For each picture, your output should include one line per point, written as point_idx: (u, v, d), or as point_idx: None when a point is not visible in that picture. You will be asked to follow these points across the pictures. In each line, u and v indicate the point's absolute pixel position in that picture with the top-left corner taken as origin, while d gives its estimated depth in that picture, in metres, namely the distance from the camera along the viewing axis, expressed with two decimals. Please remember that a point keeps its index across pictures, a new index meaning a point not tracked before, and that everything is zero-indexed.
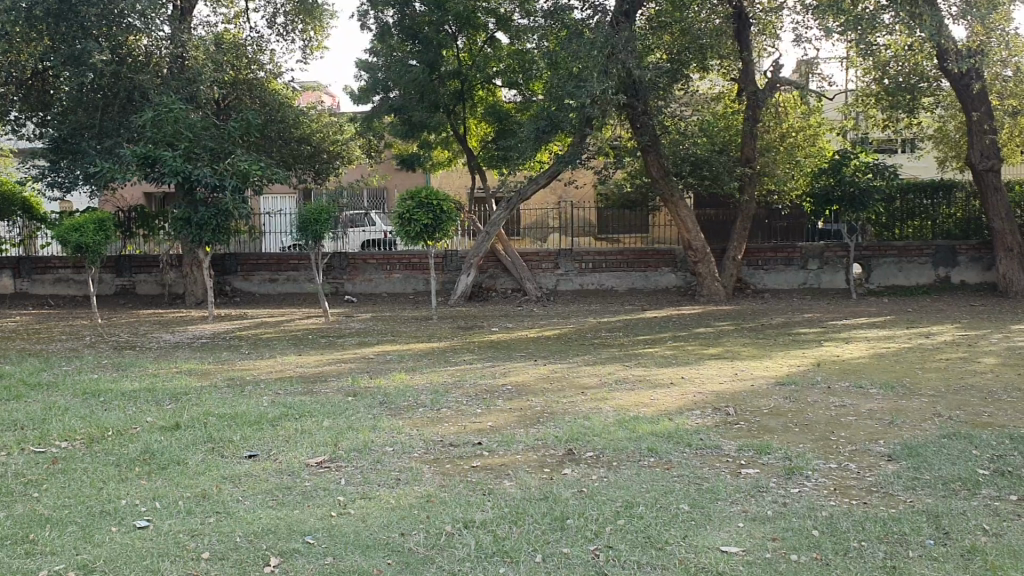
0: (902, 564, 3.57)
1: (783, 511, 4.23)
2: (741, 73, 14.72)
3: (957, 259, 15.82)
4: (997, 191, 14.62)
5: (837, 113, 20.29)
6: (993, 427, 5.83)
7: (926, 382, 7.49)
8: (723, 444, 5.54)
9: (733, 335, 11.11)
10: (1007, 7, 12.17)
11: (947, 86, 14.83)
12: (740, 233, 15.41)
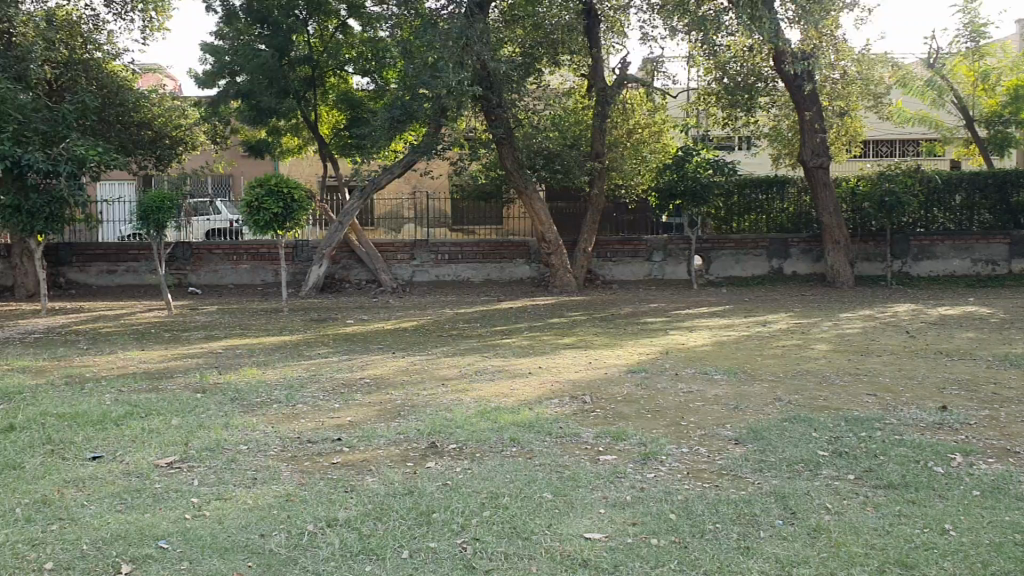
0: (755, 543, 3.71)
1: (641, 496, 4.36)
2: (591, 68, 15.04)
3: (789, 251, 16.65)
4: (825, 187, 15.45)
5: (680, 110, 21.06)
6: (829, 410, 6.19)
7: (766, 368, 7.88)
8: (581, 432, 5.65)
9: (586, 325, 11.36)
10: (836, 13, 12.92)
11: (781, 87, 15.67)
12: (591, 225, 15.77)
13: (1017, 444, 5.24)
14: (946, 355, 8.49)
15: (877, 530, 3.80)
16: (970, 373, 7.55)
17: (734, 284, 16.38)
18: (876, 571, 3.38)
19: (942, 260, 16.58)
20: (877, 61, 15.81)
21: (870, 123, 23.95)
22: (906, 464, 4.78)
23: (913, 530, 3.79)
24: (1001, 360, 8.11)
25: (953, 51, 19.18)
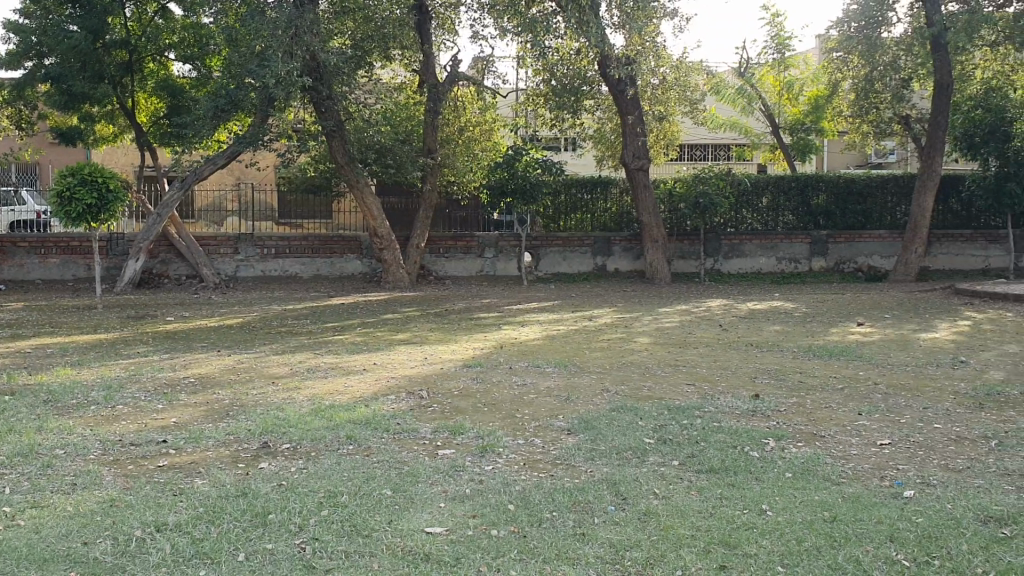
0: (591, 530, 3.83)
1: (479, 488, 4.42)
2: (423, 65, 15.13)
3: (611, 249, 17.23)
4: (646, 188, 16.05)
5: (508, 109, 21.43)
6: (654, 399, 6.48)
7: (594, 361, 8.15)
8: (418, 428, 5.66)
9: (418, 320, 11.36)
10: (658, 21, 13.50)
11: (606, 91, 16.21)
12: (423, 221, 15.80)
13: (822, 427, 5.67)
14: (757, 347, 9.06)
15: (702, 513, 4.02)
16: (779, 363, 8.09)
17: (561, 280, 16.78)
18: (703, 551, 3.57)
19: (751, 258, 17.59)
20: (693, 68, 16.63)
21: (686, 127, 25.14)
22: (725, 449, 5.08)
23: (734, 511, 4.03)
24: (805, 351, 8.73)
25: (760, 62, 20.42)
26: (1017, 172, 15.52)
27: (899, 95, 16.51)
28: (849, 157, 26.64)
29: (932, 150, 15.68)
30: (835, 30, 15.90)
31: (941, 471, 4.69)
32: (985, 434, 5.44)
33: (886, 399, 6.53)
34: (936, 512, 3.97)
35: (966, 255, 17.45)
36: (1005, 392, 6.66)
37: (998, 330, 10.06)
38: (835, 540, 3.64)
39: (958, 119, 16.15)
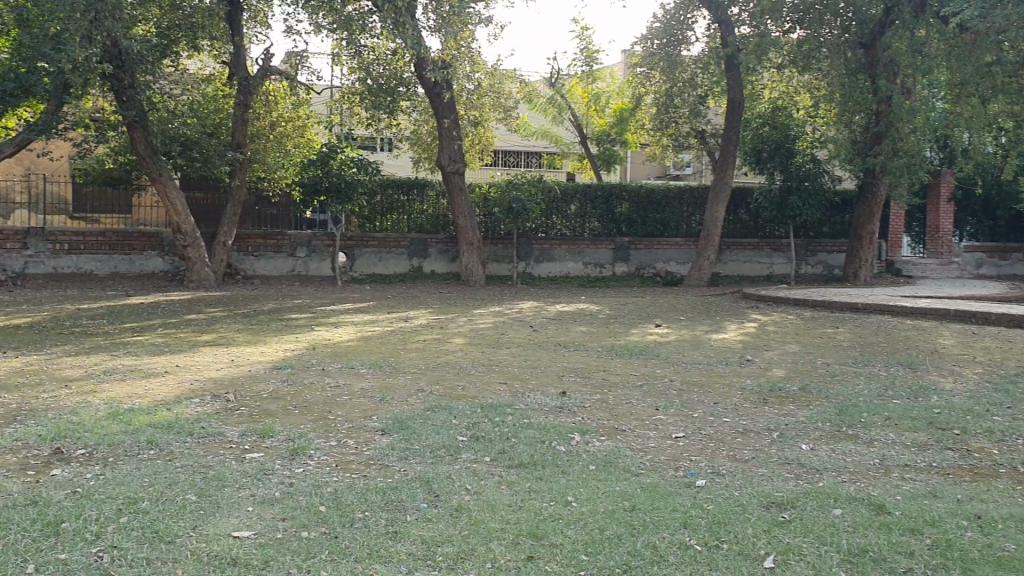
0: (403, 528, 3.86)
1: (289, 491, 4.36)
2: (233, 57, 14.70)
3: (427, 250, 17.30)
4: (462, 191, 16.18)
5: (322, 107, 21.11)
6: (467, 398, 6.58)
7: (408, 361, 8.18)
8: (225, 431, 5.51)
9: (225, 321, 11.00)
10: (473, 27, 13.72)
11: (422, 92, 16.30)
12: (230, 218, 15.29)
13: (623, 422, 5.95)
14: (564, 347, 9.37)
15: (510, 506, 4.13)
16: (585, 362, 8.42)
17: (375, 281, 16.68)
18: (510, 543, 3.68)
19: (560, 262, 18.15)
20: (507, 75, 16.97)
21: (499, 133, 25.57)
22: (534, 445, 5.24)
23: (542, 504, 4.17)
24: (609, 351, 9.12)
25: (570, 73, 21.09)
26: (798, 186, 17.00)
27: (696, 110, 17.66)
28: (652, 168, 27.94)
29: (725, 164, 16.65)
30: (640, 46, 16.64)
31: (729, 462, 5.04)
32: (768, 427, 5.89)
33: (683, 395, 6.94)
34: (725, 500, 4.27)
35: (754, 262, 18.76)
36: (786, 388, 7.23)
37: (780, 331, 10.88)
38: (634, 528, 3.85)
39: (747, 136, 17.28)
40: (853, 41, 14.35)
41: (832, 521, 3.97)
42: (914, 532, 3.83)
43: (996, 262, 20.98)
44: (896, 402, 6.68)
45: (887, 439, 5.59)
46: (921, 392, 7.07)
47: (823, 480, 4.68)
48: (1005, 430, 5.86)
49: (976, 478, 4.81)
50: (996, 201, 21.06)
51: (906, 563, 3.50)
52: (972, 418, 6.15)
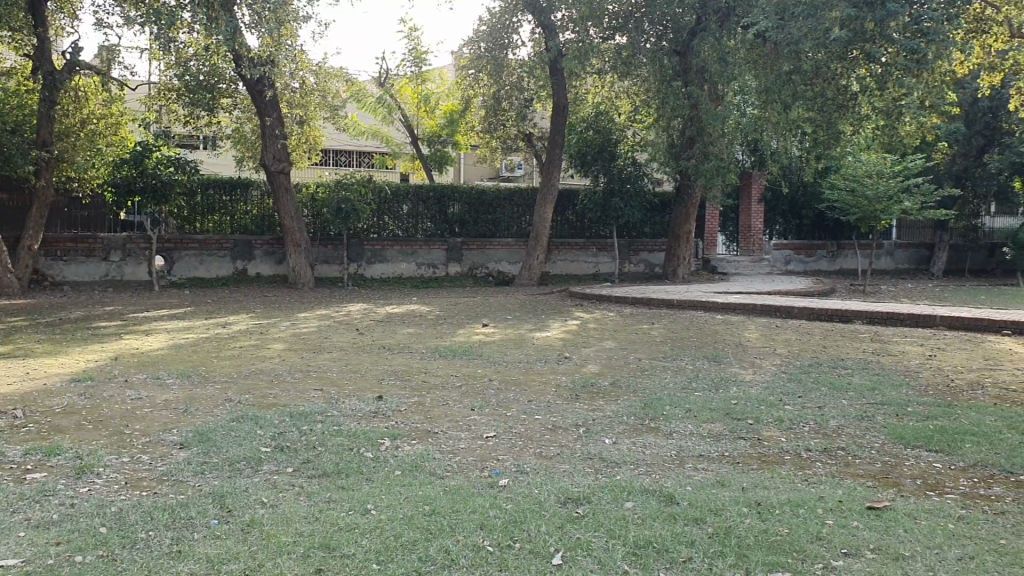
0: (187, 547, 3.70)
1: (69, 513, 4.11)
2: (36, 50, 13.84)
3: (252, 253, 16.83)
4: (287, 192, 15.77)
5: (138, 104, 20.21)
6: (278, 406, 6.41)
7: (220, 369, 7.90)
8: (5, 451, 5.13)
9: (25, 331, 10.28)
10: (294, 25, 13.46)
11: (244, 90, 15.87)
12: (36, 221, 14.32)
13: (436, 424, 5.95)
14: (387, 349, 9.31)
15: (307, 518, 4.04)
16: (406, 364, 8.39)
17: (196, 285, 16.05)
18: (300, 556, 3.59)
19: (392, 263, 18.01)
20: (332, 74, 16.73)
21: (328, 132, 25.17)
22: (340, 452, 5.15)
23: (340, 513, 4.10)
24: (432, 352, 9.12)
25: (400, 73, 21.00)
26: (620, 188, 17.55)
27: (523, 113, 17.90)
28: (485, 170, 28.22)
29: (551, 165, 16.96)
30: (468, 48, 16.78)
31: (535, 459, 5.12)
32: (576, 423, 6.04)
33: (498, 394, 7.02)
34: (523, 498, 4.33)
35: (580, 262, 19.28)
36: (598, 383, 7.46)
37: (601, 328, 11.18)
38: (429, 532, 3.84)
39: (573, 139, 17.71)
40: (669, 48, 14.94)
41: (624, 514, 4.09)
42: (698, 522, 3.99)
43: (802, 259, 22.46)
44: (698, 395, 6.99)
45: (687, 431, 5.85)
46: (722, 384, 7.47)
47: (621, 474, 4.83)
48: (792, 417, 6.25)
49: (762, 465, 5.09)
50: (801, 202, 22.44)
51: (687, 552, 3.65)
52: (765, 408, 6.51)
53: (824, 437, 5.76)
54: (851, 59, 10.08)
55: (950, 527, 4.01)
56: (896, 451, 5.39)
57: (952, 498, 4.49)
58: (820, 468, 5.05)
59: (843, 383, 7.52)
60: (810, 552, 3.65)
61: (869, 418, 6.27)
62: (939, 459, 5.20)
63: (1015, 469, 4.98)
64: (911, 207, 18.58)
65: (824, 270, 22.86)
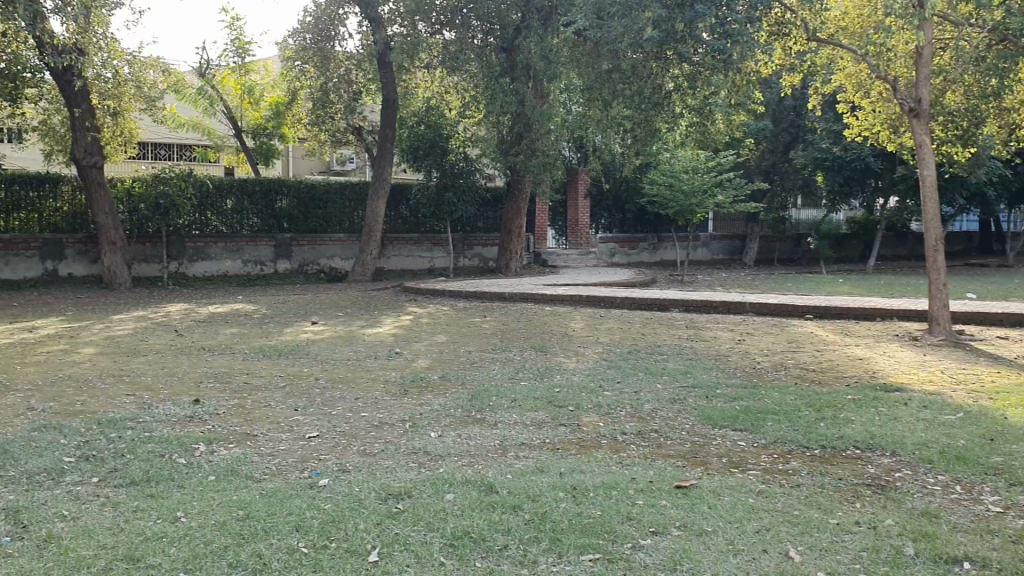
0: None
1: None
2: None
3: (63, 252, 15.85)
4: (101, 187, 14.94)
5: None
6: (85, 414, 6.07)
7: (23, 376, 7.42)
8: None
9: None
10: (104, 12, 12.80)
11: (51, 79, 14.93)
12: None
13: (255, 426, 5.80)
14: (208, 350, 8.99)
15: (110, 530, 3.85)
16: (228, 365, 8.14)
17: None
18: (101, 570, 3.42)
19: (217, 261, 17.40)
20: (148, 64, 15.97)
21: (145, 125, 24.01)
22: (151, 459, 4.94)
23: (147, 523, 3.93)
24: (255, 352, 8.88)
25: (221, 64, 20.20)
26: (453, 182, 17.78)
27: (352, 107, 17.63)
28: (313, 163, 27.71)
29: (382, 159, 16.83)
30: (293, 39, 16.37)
31: (358, 457, 5.08)
32: (400, 418, 6.02)
33: (323, 392, 6.90)
34: (342, 497, 4.28)
35: (414, 257, 19.23)
36: (427, 377, 7.48)
37: (431, 322, 11.20)
38: (242, 537, 3.74)
39: (404, 133, 17.64)
40: (496, 46, 15.24)
41: (443, 506, 4.12)
42: (515, 509, 4.07)
43: (627, 252, 23.21)
44: (522, 384, 7.15)
45: (510, 420, 5.96)
46: (546, 372, 7.69)
47: (443, 466, 4.85)
48: (610, 403, 6.49)
49: (580, 450, 5.25)
50: (624, 197, 23.41)
51: (503, 540, 3.71)
52: (585, 395, 6.73)
53: (639, 420, 6.00)
54: (666, 58, 10.51)
55: (750, 501, 4.25)
56: (704, 431, 5.69)
57: (753, 473, 4.77)
58: (634, 450, 5.26)
59: (659, 367, 7.88)
60: (621, 533, 3.79)
61: (681, 401, 6.59)
62: (743, 437, 5.52)
63: (809, 444, 5.38)
64: (723, 201, 20.00)
65: (646, 262, 23.69)
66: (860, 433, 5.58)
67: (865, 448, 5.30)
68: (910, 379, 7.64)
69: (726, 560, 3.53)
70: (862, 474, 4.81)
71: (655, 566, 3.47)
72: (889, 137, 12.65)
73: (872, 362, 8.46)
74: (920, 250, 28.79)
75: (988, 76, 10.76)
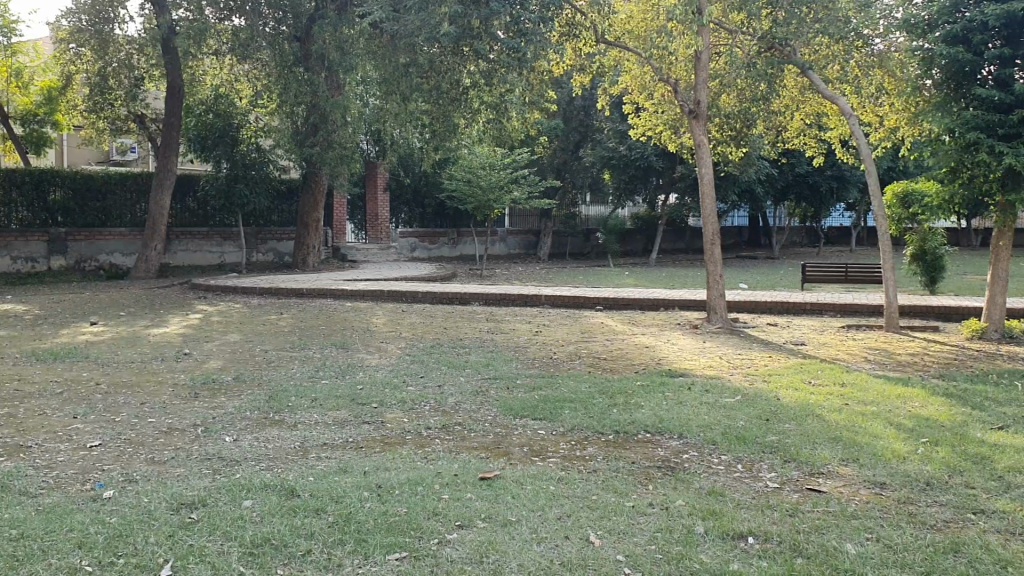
0: None
1: None
2: None
3: None
4: None
5: None
6: None
7: None
8: None
9: None
10: None
11: None
12: None
13: (29, 437, 5.35)
14: None
15: None
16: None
17: None
18: None
19: None
20: None
21: None
22: None
23: None
24: (27, 356, 8.19)
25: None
26: (244, 174, 17.14)
27: (133, 93, 16.65)
28: (91, 152, 25.91)
29: (168, 148, 15.98)
30: (66, 20, 15.21)
31: (146, 465, 4.78)
32: (193, 423, 5.73)
33: (106, 398, 6.47)
34: (129, 510, 4.01)
35: (203, 252, 18.44)
36: (219, 378, 7.18)
37: (224, 321, 10.77)
38: (15, 560, 3.42)
39: (191, 122, 16.79)
40: (289, 34, 14.84)
41: (242, 513, 3.95)
42: (318, 512, 3.96)
43: (427, 246, 23.67)
44: (323, 383, 7.04)
45: (311, 420, 5.84)
46: (347, 370, 7.60)
47: (241, 471, 4.66)
48: (413, 398, 6.50)
49: (384, 447, 5.20)
50: (424, 190, 23.69)
51: (306, 545, 3.61)
52: (387, 391, 6.71)
53: (442, 414, 6.05)
54: (462, 53, 10.62)
55: (552, 489, 4.34)
56: (506, 422, 5.81)
57: (553, 461, 4.90)
58: (438, 445, 5.28)
59: (461, 361, 7.95)
60: (427, 529, 3.78)
61: (483, 394, 6.69)
62: (543, 426, 5.68)
63: (604, 429, 5.58)
64: (519, 196, 20.76)
65: (446, 256, 24.32)
66: (651, 417, 5.85)
67: (655, 431, 5.57)
68: (693, 365, 8.12)
69: (529, 549, 3.59)
70: (654, 456, 5.05)
71: (461, 560, 3.48)
72: (671, 137, 13.32)
73: (659, 350, 8.92)
74: (698, 243, 30.62)
75: (757, 83, 11.56)
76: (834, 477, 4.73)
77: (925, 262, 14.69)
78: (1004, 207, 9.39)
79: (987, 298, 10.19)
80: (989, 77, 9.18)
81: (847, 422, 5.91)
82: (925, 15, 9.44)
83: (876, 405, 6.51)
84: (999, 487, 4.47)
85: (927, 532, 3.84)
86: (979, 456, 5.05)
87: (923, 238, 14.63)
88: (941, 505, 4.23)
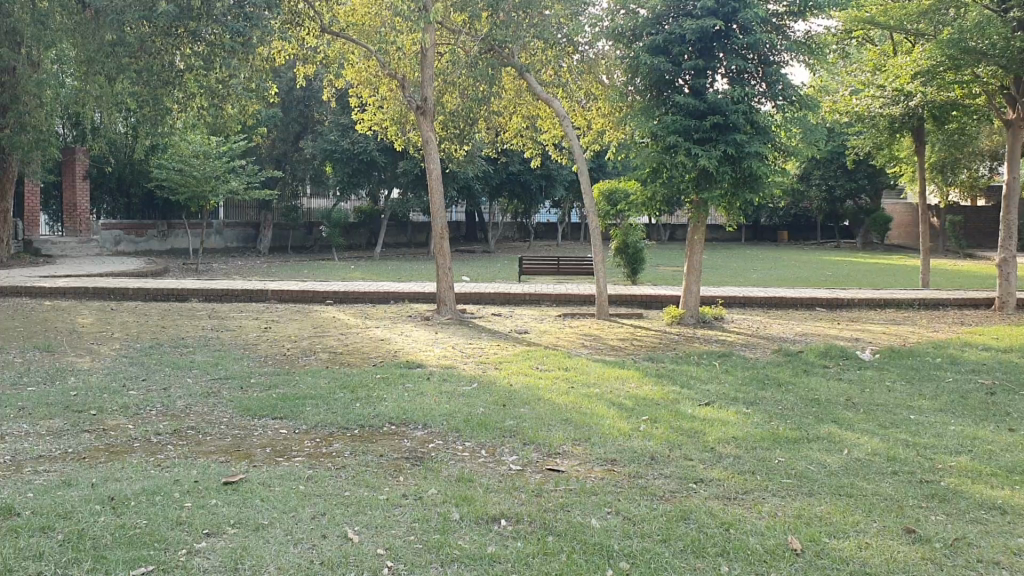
0: None
1: None
2: None
3: None
4: None
5: None
6: None
7: None
8: None
9: None
10: None
11: None
12: None
13: None
14: None
15: None
16: None
17: None
18: None
19: None
20: None
21: None
22: None
23: None
24: None
25: None
26: None
27: None
28: None
29: None
30: None
31: None
32: None
33: None
34: None
35: None
36: None
37: None
38: None
39: None
40: None
41: None
42: (44, 531, 3.62)
43: (133, 239, 22.16)
44: (31, 390, 6.39)
45: (20, 431, 5.28)
46: (57, 375, 6.97)
47: None
48: (137, 403, 6.08)
49: (110, 457, 4.82)
50: (128, 179, 22.38)
51: (35, 568, 3.29)
52: (106, 397, 6.22)
53: (172, 418, 5.72)
54: (178, 35, 10.03)
55: (300, 489, 4.25)
56: (243, 423, 5.60)
57: (298, 460, 4.80)
58: (171, 451, 4.97)
59: (186, 361, 7.56)
60: (171, 540, 3.55)
61: (215, 394, 6.41)
62: (284, 425, 5.54)
63: (347, 424, 5.54)
64: (237, 186, 20.02)
65: (155, 250, 22.80)
66: (393, 409, 5.89)
67: (400, 423, 5.61)
68: (426, 355, 8.26)
69: (286, 551, 3.49)
70: (400, 448, 5.08)
71: (214, 569, 3.32)
72: (395, 133, 13.41)
73: (392, 342, 8.98)
74: (418, 237, 31.06)
75: (479, 82, 11.84)
76: (569, 456, 5.01)
77: (627, 254, 15.64)
78: (698, 205, 10.32)
79: (684, 286, 11.14)
80: (685, 84, 10.04)
81: (574, 404, 6.28)
82: (629, 26, 10.12)
83: (598, 387, 6.95)
84: (712, 457, 4.96)
85: (658, 503, 4.17)
86: (692, 430, 5.55)
87: (626, 233, 15.74)
88: (665, 476, 4.62)
